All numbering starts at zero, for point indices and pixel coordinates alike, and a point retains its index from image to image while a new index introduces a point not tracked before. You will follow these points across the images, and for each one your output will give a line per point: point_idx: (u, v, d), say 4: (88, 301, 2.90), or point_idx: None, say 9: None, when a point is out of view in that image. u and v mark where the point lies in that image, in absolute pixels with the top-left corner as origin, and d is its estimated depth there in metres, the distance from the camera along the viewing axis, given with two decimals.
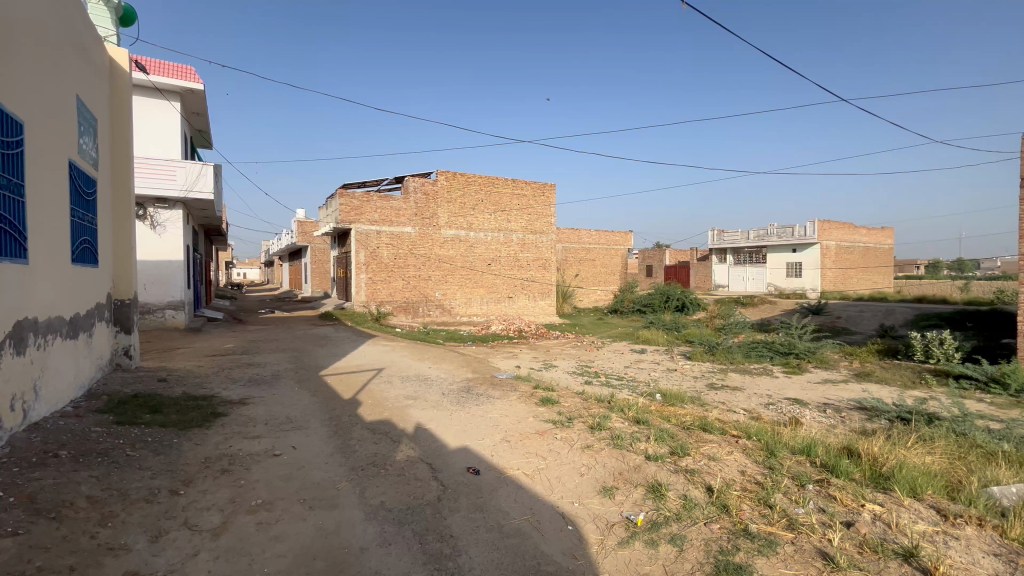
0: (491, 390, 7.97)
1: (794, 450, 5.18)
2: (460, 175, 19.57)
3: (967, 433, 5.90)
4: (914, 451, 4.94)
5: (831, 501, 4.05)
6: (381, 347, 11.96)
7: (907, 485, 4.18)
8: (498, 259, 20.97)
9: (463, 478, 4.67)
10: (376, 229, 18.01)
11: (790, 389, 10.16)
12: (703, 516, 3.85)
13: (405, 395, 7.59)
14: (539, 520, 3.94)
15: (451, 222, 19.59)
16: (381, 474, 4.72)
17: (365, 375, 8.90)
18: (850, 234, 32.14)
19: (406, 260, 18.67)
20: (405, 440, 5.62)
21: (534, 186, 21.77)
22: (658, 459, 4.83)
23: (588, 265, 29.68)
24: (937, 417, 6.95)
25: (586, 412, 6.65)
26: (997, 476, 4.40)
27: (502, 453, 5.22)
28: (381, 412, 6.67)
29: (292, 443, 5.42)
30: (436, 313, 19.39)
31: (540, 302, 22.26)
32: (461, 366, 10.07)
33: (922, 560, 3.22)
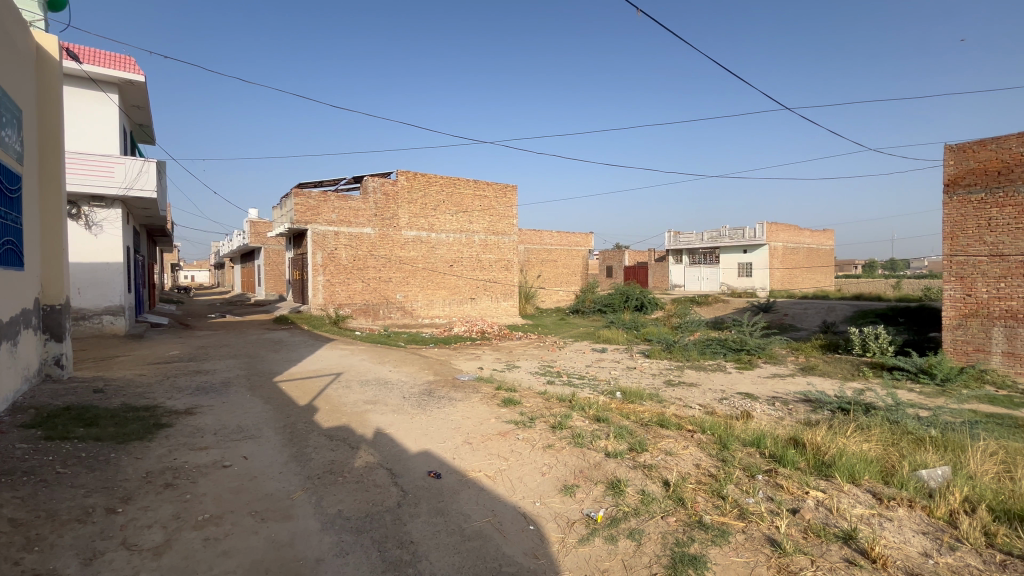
0: (453, 393, 7.88)
1: (745, 442, 5.42)
2: (421, 175, 19.33)
3: (900, 421, 6.34)
4: (853, 439, 5.25)
5: (778, 489, 4.25)
6: (339, 351, 11.64)
7: (847, 472, 4.45)
8: (460, 260, 20.84)
9: (423, 483, 4.60)
10: (334, 230, 17.52)
11: (742, 383, 10.64)
12: (660, 510, 3.95)
13: (365, 400, 7.40)
14: (501, 522, 3.93)
15: (412, 223, 19.32)
16: (339, 482, 4.58)
17: (322, 380, 8.63)
18: (795, 236, 33.96)
19: (365, 262, 18.25)
20: (364, 446, 5.48)
21: (496, 187, 21.79)
22: (618, 456, 4.93)
23: (550, 266, 29.97)
24: (872, 406, 7.47)
25: (547, 411, 6.69)
26: (926, 460, 4.75)
27: (464, 456, 5.18)
28: (339, 418, 6.49)
29: (244, 453, 5.18)
30: (397, 315, 19.02)
31: (503, 303, 22.30)
32: (423, 369, 9.94)
33: (860, 542, 3.43)
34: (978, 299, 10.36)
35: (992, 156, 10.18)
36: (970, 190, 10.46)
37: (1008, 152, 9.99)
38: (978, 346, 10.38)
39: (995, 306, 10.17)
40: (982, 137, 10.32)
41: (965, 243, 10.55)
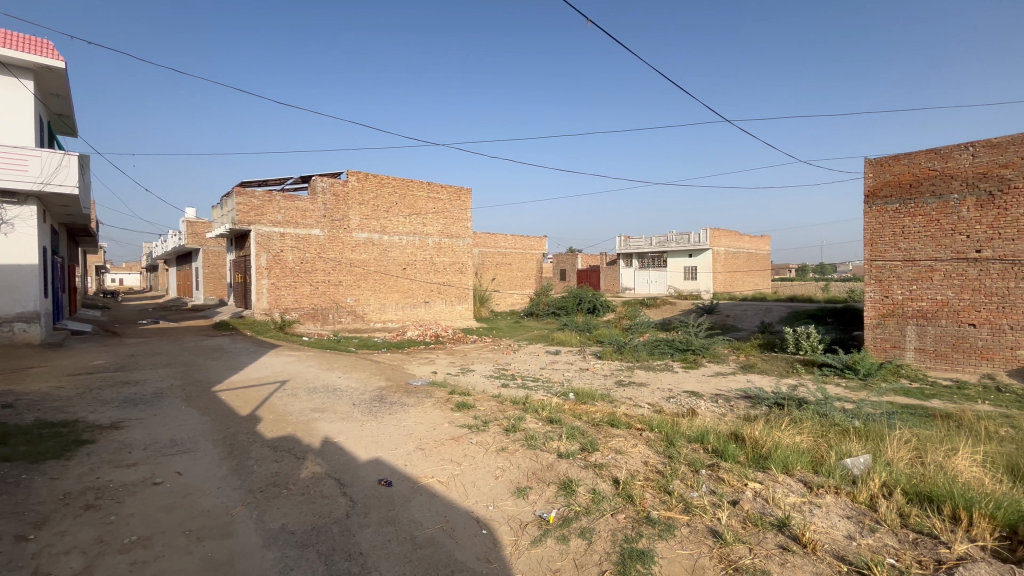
0: (405, 398, 7.72)
1: (690, 438, 5.66)
2: (373, 176, 18.87)
3: (828, 413, 6.82)
4: (787, 432, 5.60)
5: (720, 482, 4.46)
6: (284, 357, 11.15)
7: (781, 463, 4.74)
8: (413, 263, 20.53)
9: (373, 492, 4.47)
10: (279, 231, 16.78)
11: (688, 382, 11.11)
12: (610, 508, 4.04)
13: (312, 408, 7.12)
14: (453, 527, 3.89)
15: (363, 225, 18.82)
16: (283, 495, 4.37)
17: (267, 388, 8.21)
18: (735, 241, 35.96)
19: (314, 265, 17.59)
20: (311, 456, 5.27)
21: (451, 190, 21.67)
22: (570, 456, 5.01)
23: (504, 269, 30.11)
24: (804, 401, 8.01)
25: (501, 414, 6.71)
26: (850, 449, 5.13)
27: (416, 462, 5.08)
28: (283, 427, 6.20)
29: (178, 468, 4.86)
30: (348, 319, 18.45)
31: (457, 306, 22.18)
32: (374, 374, 9.68)
33: (792, 528, 3.65)
34: (894, 300, 11.32)
35: (905, 170, 11.17)
36: (887, 201, 11.43)
37: (918, 167, 10.99)
38: (895, 343, 11.36)
39: (909, 307, 11.14)
40: (897, 153, 11.30)
41: (883, 249, 11.50)
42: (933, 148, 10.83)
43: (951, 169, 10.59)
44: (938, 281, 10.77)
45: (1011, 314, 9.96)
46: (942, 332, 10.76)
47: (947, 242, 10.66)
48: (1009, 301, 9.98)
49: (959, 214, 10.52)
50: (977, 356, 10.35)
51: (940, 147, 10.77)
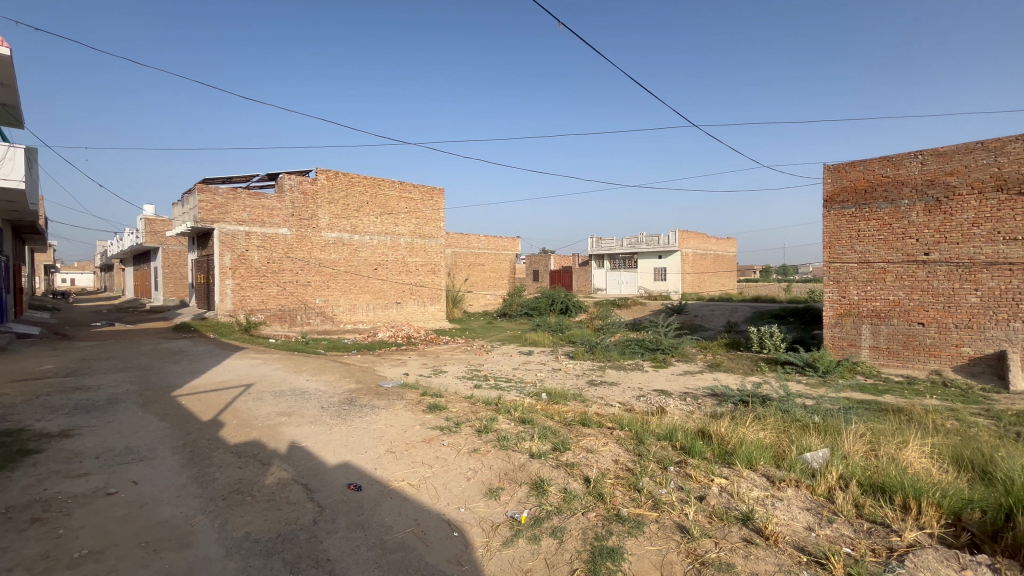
0: (376, 401, 7.60)
1: (659, 436, 5.77)
2: (342, 174, 18.49)
3: (790, 409, 7.06)
4: (752, 428, 5.78)
5: (687, 479, 4.56)
6: (249, 360, 10.79)
7: (745, 458, 4.88)
8: (385, 264, 20.23)
9: (342, 497, 4.38)
10: (244, 230, 16.26)
11: (658, 381, 11.34)
12: (581, 506, 4.08)
13: (278, 412, 6.92)
14: (424, 531, 3.85)
15: (333, 224, 18.43)
16: (247, 503, 4.23)
17: (230, 392, 7.93)
18: (702, 243, 36.94)
19: (281, 265, 17.11)
20: (277, 462, 5.12)
21: (423, 190, 21.47)
22: (542, 456, 5.03)
23: (477, 270, 30.01)
24: (767, 398, 8.29)
25: (473, 415, 6.69)
26: (810, 444, 5.33)
27: (386, 466, 5.00)
28: (247, 433, 6.00)
29: (133, 477, 4.63)
30: (317, 321, 18.02)
31: (429, 307, 21.97)
32: (343, 377, 9.48)
33: (756, 522, 3.77)
34: (851, 300, 11.85)
35: (860, 176, 11.70)
36: (843, 206, 11.96)
37: (872, 174, 11.54)
38: (851, 341, 11.89)
39: (864, 306, 11.68)
40: (853, 159, 11.83)
41: (841, 252, 12.02)
42: (886, 156, 11.39)
43: (902, 176, 11.16)
44: (891, 282, 11.32)
45: (955, 314, 10.57)
46: (894, 330, 11.32)
47: (899, 245, 11.22)
48: (953, 301, 10.58)
49: (909, 218, 11.09)
50: (926, 353, 10.93)
51: (893, 155, 11.33)
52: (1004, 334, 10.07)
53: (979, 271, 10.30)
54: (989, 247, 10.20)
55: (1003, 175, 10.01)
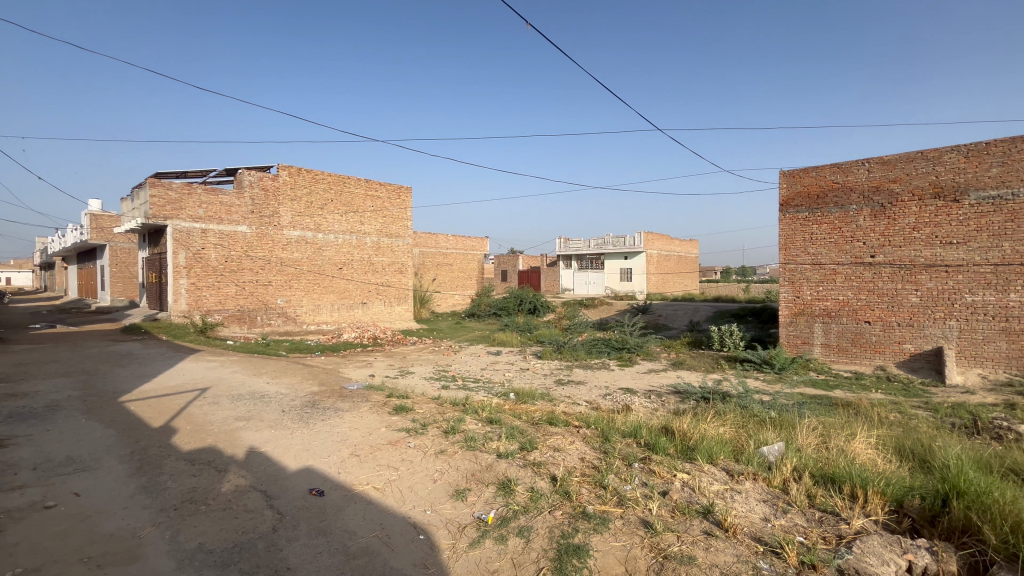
0: (340, 403, 7.41)
1: (624, 434, 5.89)
2: (306, 171, 17.98)
3: (748, 405, 7.34)
4: (712, 424, 5.97)
5: (651, 475, 4.67)
6: (205, 363, 10.34)
7: (706, 454, 5.04)
8: (350, 263, 19.79)
9: (304, 503, 4.24)
10: (200, 227, 15.56)
11: (623, 379, 11.56)
12: (548, 505, 4.11)
13: (236, 416, 6.65)
14: (389, 535, 3.78)
15: (295, 222, 17.90)
16: (201, 512, 4.04)
17: (184, 397, 7.56)
18: (666, 244, 37.88)
19: (240, 264, 16.46)
20: (234, 468, 4.91)
21: (390, 188, 21.14)
22: (509, 456, 5.03)
23: (446, 270, 29.79)
24: (727, 394, 8.58)
25: (440, 416, 6.61)
26: (767, 439, 5.54)
27: (350, 470, 4.88)
28: (202, 439, 5.74)
29: (75, 489, 4.35)
30: (278, 322, 17.44)
31: (396, 308, 21.63)
32: (306, 379, 9.20)
33: (716, 514, 3.89)
34: (804, 300, 12.40)
35: (813, 181, 12.26)
36: (798, 210, 12.50)
37: (824, 179, 12.11)
38: (805, 339, 12.45)
39: (816, 306, 12.25)
40: (806, 166, 12.38)
41: (796, 253, 12.55)
42: (836, 163, 11.97)
43: (851, 182, 11.76)
44: (841, 283, 11.92)
45: (898, 312, 11.23)
46: (843, 328, 11.92)
47: (848, 248, 11.82)
48: (896, 301, 11.25)
49: (857, 223, 11.70)
50: (872, 350, 11.58)
51: (842, 162, 11.92)
52: (940, 331, 10.78)
53: (920, 272, 10.98)
54: (928, 250, 10.88)
55: (940, 183, 10.71)
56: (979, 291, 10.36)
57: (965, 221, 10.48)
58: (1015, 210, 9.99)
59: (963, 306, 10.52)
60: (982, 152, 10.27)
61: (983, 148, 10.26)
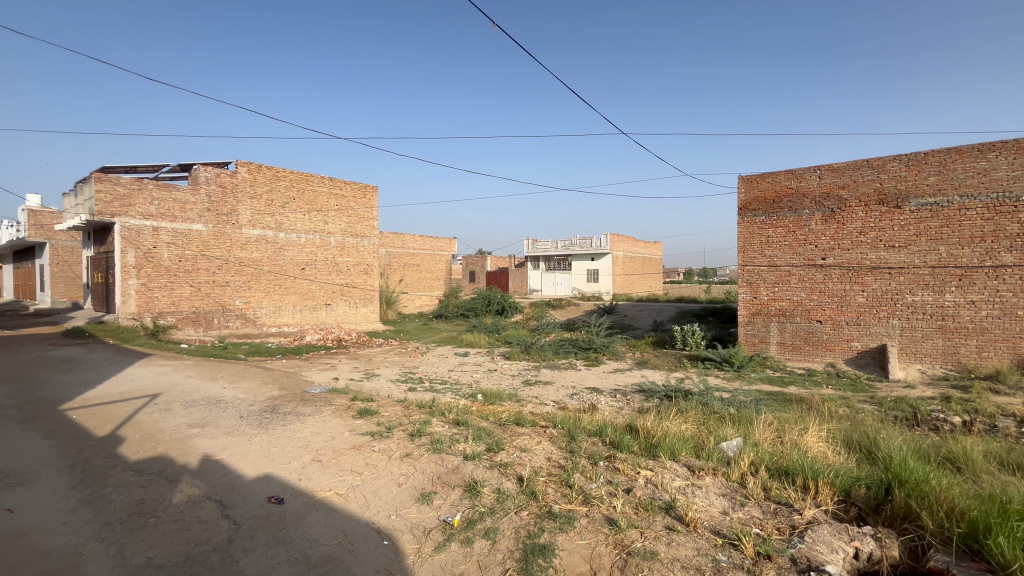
0: (302, 407, 7.20)
1: (590, 433, 5.97)
2: (266, 168, 17.40)
3: (709, 402, 7.58)
4: (675, 421, 6.13)
5: (616, 472, 4.74)
6: (157, 367, 9.83)
7: (669, 450, 5.16)
8: (313, 263, 19.25)
9: (262, 511, 4.09)
10: (152, 225, 14.79)
11: (589, 379, 11.73)
12: (514, 505, 4.11)
13: (190, 423, 6.35)
14: (352, 541, 3.69)
15: (255, 221, 17.28)
16: (150, 525, 3.84)
17: (133, 404, 7.16)
18: (631, 246, 38.71)
19: (195, 263, 15.75)
20: (186, 478, 4.69)
21: (355, 187, 20.73)
22: (476, 458, 5.01)
23: (413, 270, 29.43)
24: (689, 392, 8.82)
25: (406, 419, 6.52)
26: (726, 435, 5.72)
27: (311, 476, 4.74)
28: (152, 447, 5.45)
29: (7, 505, 4.04)
30: (237, 324, 16.77)
31: (361, 309, 21.21)
32: (266, 383, 8.88)
33: (677, 509, 3.99)
34: (761, 300, 12.92)
35: (769, 187, 12.79)
36: (755, 214, 12.99)
37: (779, 185, 12.65)
38: (761, 338, 12.96)
39: (772, 306, 12.78)
40: (763, 171, 12.90)
41: (753, 255, 13.05)
42: (790, 169, 12.52)
43: (804, 188, 12.32)
44: (795, 284, 12.47)
45: (846, 312, 11.84)
46: (797, 327, 12.48)
47: (801, 251, 12.38)
48: (845, 301, 11.86)
49: (809, 227, 12.28)
50: (823, 348, 12.17)
51: (796, 169, 12.47)
52: (884, 329, 11.44)
53: (866, 274, 11.61)
54: (873, 253, 11.53)
55: (884, 191, 11.36)
56: (918, 291, 11.04)
57: (906, 226, 11.15)
58: (950, 216, 10.70)
59: (905, 306, 11.19)
60: (921, 162, 10.94)
61: (922, 158, 10.94)
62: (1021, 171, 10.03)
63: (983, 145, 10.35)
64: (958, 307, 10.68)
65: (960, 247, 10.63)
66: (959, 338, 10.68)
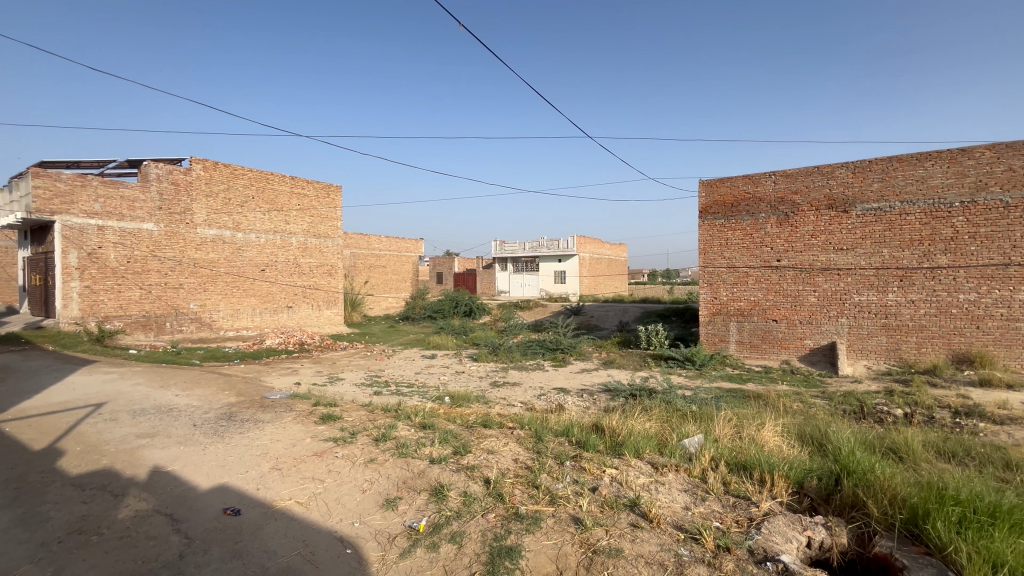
0: (260, 414, 6.93)
1: (557, 433, 6.01)
2: (223, 166, 16.71)
3: (672, 400, 7.77)
4: (639, 420, 6.24)
5: (582, 472, 4.79)
6: (102, 375, 9.25)
7: (633, 448, 5.26)
8: (274, 264, 18.62)
9: (216, 524, 3.91)
10: (96, 224, 13.91)
11: (557, 379, 11.84)
12: (480, 508, 4.09)
13: (138, 434, 6.00)
14: (313, 551, 3.58)
15: (211, 220, 16.56)
16: (93, 543, 3.60)
17: (75, 415, 6.70)
18: (598, 248, 39.34)
19: (145, 264, 14.94)
20: (133, 492, 4.43)
21: (318, 186, 20.23)
22: (442, 461, 4.95)
23: (378, 272, 28.90)
24: (653, 391, 9.02)
25: (370, 424, 6.38)
26: (689, 431, 5.88)
27: (270, 485, 4.57)
28: (96, 460, 5.12)
29: None
30: (191, 328, 16.02)
31: (324, 311, 20.68)
32: (222, 390, 8.51)
33: (641, 506, 4.07)
34: (721, 300, 13.37)
35: (727, 191, 13.24)
36: (715, 217, 13.43)
37: (737, 189, 13.12)
38: (721, 337, 13.41)
39: (731, 306, 13.24)
40: (722, 176, 13.34)
41: (713, 257, 13.48)
42: (747, 175, 13.01)
43: (760, 193, 12.83)
44: (752, 284, 12.97)
45: (799, 311, 12.40)
46: (754, 327, 12.98)
47: (757, 253, 12.89)
48: (798, 301, 12.42)
49: (765, 230, 12.79)
50: (778, 346, 12.69)
51: (753, 174, 12.96)
52: (834, 328, 12.04)
53: (817, 275, 12.19)
54: (824, 256, 12.12)
55: (833, 196, 11.97)
56: (864, 291, 11.69)
57: (853, 229, 11.78)
58: (892, 221, 11.37)
59: (852, 305, 11.81)
60: (866, 169, 11.59)
61: (866, 165, 11.58)
62: (954, 180, 10.77)
63: (920, 154, 11.05)
64: (900, 306, 11.36)
65: (901, 250, 11.31)
66: (900, 335, 11.35)
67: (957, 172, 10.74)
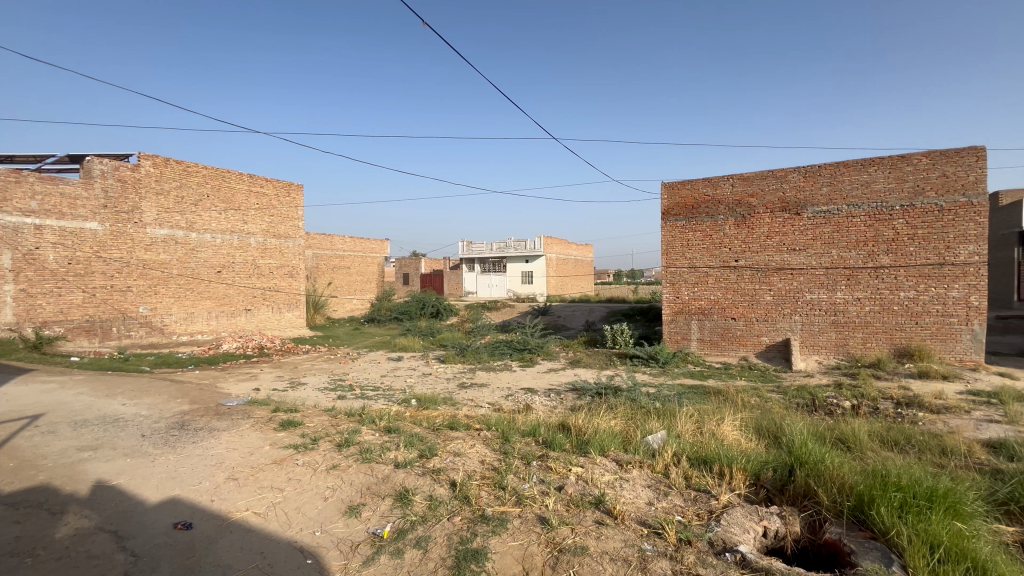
0: (215, 422, 6.63)
1: (524, 433, 6.03)
2: (174, 162, 15.94)
3: (636, 398, 7.93)
4: (604, 418, 6.34)
5: (548, 471, 4.82)
6: (39, 385, 8.61)
7: (599, 446, 5.33)
8: (230, 265, 17.89)
9: (166, 540, 3.71)
10: (33, 223, 12.97)
11: (524, 379, 11.88)
12: (446, 512, 4.04)
13: (79, 447, 5.62)
14: (270, 564, 3.45)
15: (162, 219, 15.76)
16: (27, 566, 3.35)
17: (7, 429, 6.20)
18: (565, 249, 39.77)
19: (89, 266, 14.06)
20: (73, 509, 4.15)
21: (277, 185, 19.58)
22: (407, 465, 4.88)
23: (342, 273, 28.22)
24: (618, 389, 9.18)
25: (333, 429, 6.20)
26: (652, 428, 6.01)
27: (226, 496, 4.38)
28: (31, 477, 4.76)
29: None
30: (141, 333, 15.20)
31: (285, 314, 20.02)
32: (174, 398, 8.07)
33: (606, 504, 4.13)
34: (683, 299, 13.75)
35: (688, 194, 13.64)
36: (676, 219, 13.81)
37: (697, 192, 13.52)
38: (683, 335, 13.79)
39: (692, 305, 13.65)
40: (683, 179, 13.71)
41: (675, 258, 13.85)
42: (707, 178, 13.42)
43: (718, 195, 13.27)
44: (712, 284, 13.40)
45: (756, 310, 12.90)
46: (714, 325, 13.41)
47: (717, 253, 13.32)
48: (754, 299, 12.92)
49: (724, 231, 13.24)
50: (737, 343, 13.16)
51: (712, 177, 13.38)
52: (788, 325, 12.59)
53: (772, 275, 12.71)
54: (779, 256, 12.64)
55: (786, 199, 12.51)
56: (815, 290, 12.27)
57: (804, 231, 12.35)
58: (840, 223, 11.99)
59: (805, 303, 12.38)
60: (816, 174, 12.17)
61: (816, 170, 12.16)
62: (894, 184, 11.44)
63: (864, 160, 11.70)
64: (847, 303, 11.99)
65: (848, 250, 11.94)
66: (848, 331, 11.99)
67: (897, 177, 11.42)
